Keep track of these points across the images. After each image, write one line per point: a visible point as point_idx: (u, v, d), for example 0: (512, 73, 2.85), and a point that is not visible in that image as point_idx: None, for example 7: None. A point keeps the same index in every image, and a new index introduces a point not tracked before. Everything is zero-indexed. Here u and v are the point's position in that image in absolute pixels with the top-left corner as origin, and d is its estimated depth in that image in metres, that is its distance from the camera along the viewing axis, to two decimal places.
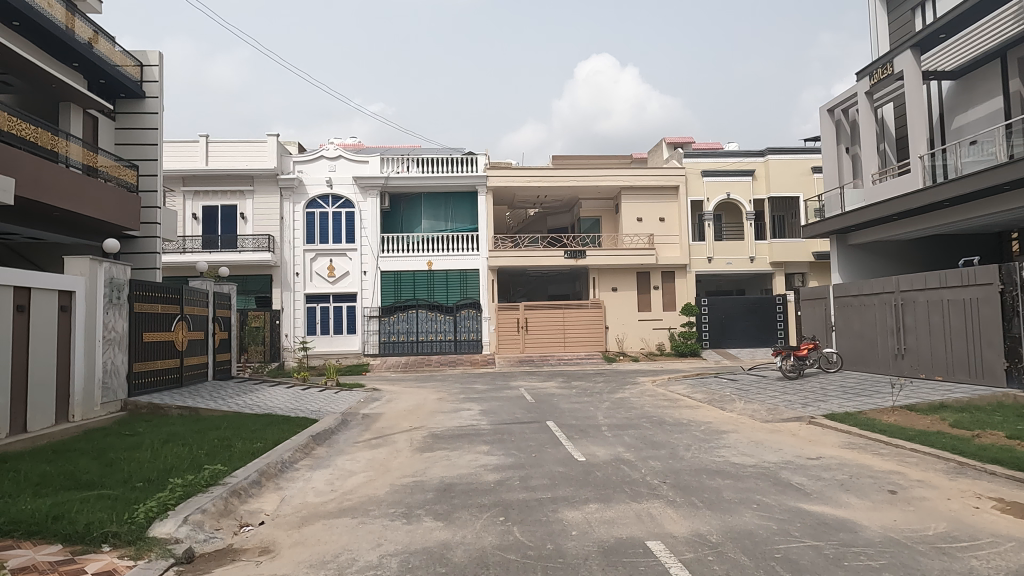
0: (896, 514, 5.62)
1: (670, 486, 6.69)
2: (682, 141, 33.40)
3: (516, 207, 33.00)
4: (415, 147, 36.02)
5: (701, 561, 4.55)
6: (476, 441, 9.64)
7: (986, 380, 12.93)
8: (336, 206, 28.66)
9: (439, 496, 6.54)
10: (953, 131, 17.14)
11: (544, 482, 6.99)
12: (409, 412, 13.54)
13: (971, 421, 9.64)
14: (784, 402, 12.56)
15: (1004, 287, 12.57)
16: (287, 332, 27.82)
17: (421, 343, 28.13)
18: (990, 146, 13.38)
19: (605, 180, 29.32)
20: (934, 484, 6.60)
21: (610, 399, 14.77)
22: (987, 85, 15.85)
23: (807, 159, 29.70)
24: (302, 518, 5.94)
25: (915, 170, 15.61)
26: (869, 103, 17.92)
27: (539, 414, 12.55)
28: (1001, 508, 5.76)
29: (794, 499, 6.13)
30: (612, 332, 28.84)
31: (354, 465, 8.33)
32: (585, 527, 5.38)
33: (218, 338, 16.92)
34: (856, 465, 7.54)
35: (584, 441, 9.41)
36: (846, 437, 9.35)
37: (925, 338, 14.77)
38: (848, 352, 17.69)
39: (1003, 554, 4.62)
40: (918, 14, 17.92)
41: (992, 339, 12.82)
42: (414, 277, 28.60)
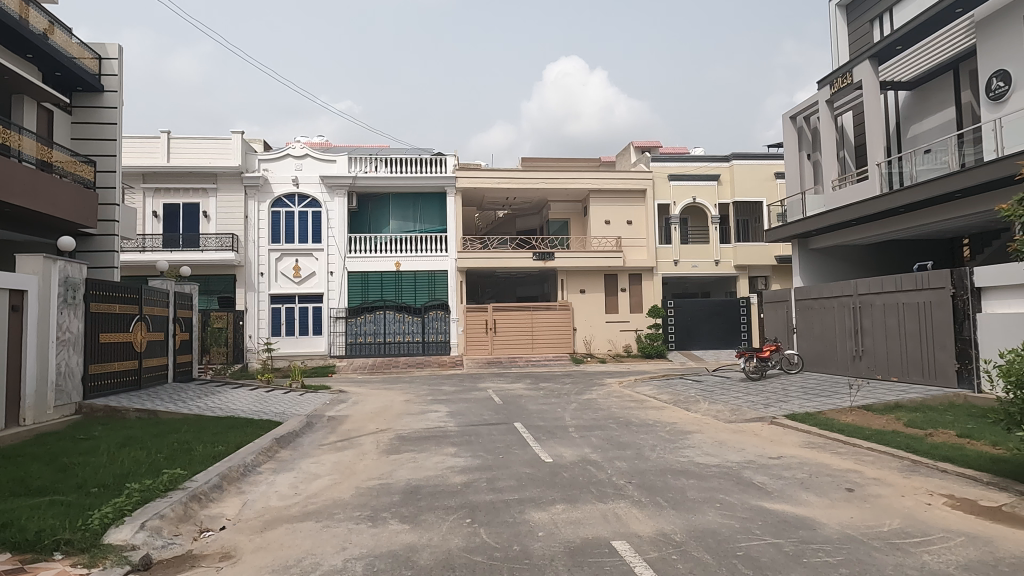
0: (853, 512, 5.77)
1: (635, 485, 6.77)
2: (649, 146, 33.87)
3: (485, 208, 33.01)
4: (383, 146, 35.72)
5: (666, 560, 4.61)
6: (443, 443, 9.61)
7: (939, 381, 13.36)
8: (302, 205, 28.22)
9: (405, 498, 6.50)
10: (908, 139, 17.74)
11: (511, 483, 6.99)
12: (376, 414, 13.46)
13: (925, 421, 9.97)
14: (747, 403, 12.82)
15: (956, 291, 13.06)
16: (250, 333, 27.32)
17: (388, 345, 27.90)
18: (943, 155, 13.83)
19: (574, 183, 29.54)
20: (890, 482, 6.80)
21: (577, 400, 14.89)
22: (942, 96, 16.35)
23: (770, 165, 30.32)
24: (265, 522, 5.85)
25: (872, 178, 16.07)
26: (830, 111, 18.34)
27: (506, 416, 12.60)
28: (951, 505, 5.97)
29: (755, 498, 6.26)
30: (580, 333, 29.04)
31: (319, 468, 8.21)
32: (551, 527, 5.41)
33: (178, 340, 16.52)
34: (816, 463, 7.75)
35: (552, 442, 9.47)
36: (806, 437, 9.56)
37: (882, 341, 15.20)
38: (809, 354, 18.14)
39: (952, 549, 4.78)
40: (877, 25, 18.49)
41: (944, 341, 13.28)
42: (381, 278, 28.39)
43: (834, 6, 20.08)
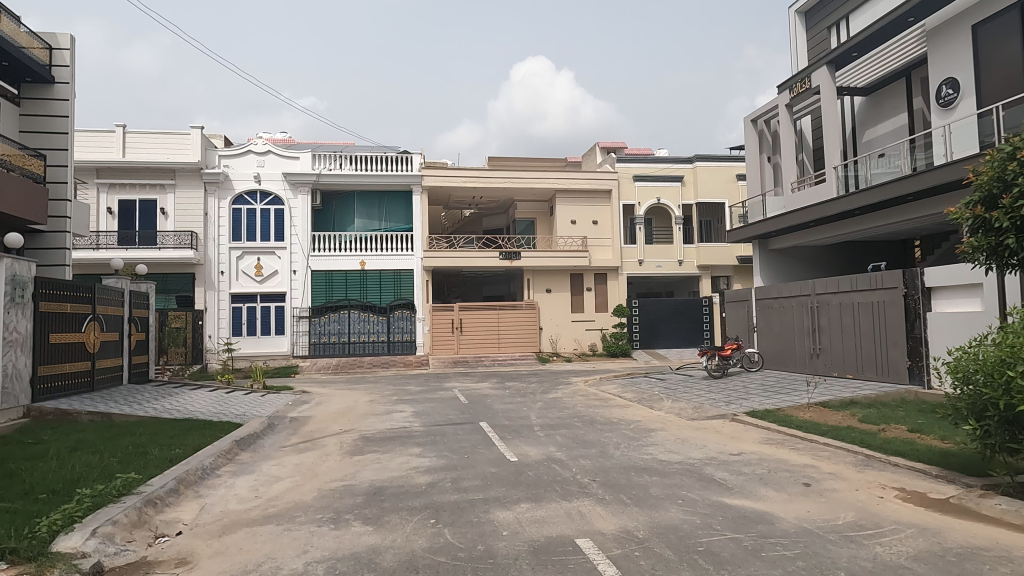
0: (810, 506, 5.91)
1: (599, 483, 6.83)
2: (614, 146, 34.19)
3: (451, 207, 32.91)
4: (347, 143, 35.27)
5: (629, 557, 4.65)
6: (408, 444, 9.53)
7: (891, 377, 13.80)
8: (264, 203, 27.69)
9: (368, 499, 6.43)
10: (863, 143, 18.27)
11: (476, 483, 6.97)
12: (339, 414, 13.27)
13: (878, 416, 10.29)
14: (709, 401, 13.03)
15: (908, 291, 13.51)
16: (210, 333, 26.68)
17: (353, 345, 27.58)
18: (896, 159, 14.28)
19: (540, 183, 29.63)
20: (845, 476, 7.00)
21: (542, 399, 14.95)
22: (895, 101, 16.89)
23: (732, 167, 30.90)
24: (223, 527, 5.71)
25: (830, 180, 16.51)
26: (789, 115, 18.78)
27: (472, 415, 12.56)
28: (902, 497, 6.17)
29: (716, 494, 6.37)
30: (546, 332, 29.15)
31: (280, 470, 8.06)
32: (515, 526, 5.41)
33: (134, 340, 16.03)
34: (775, 459, 7.92)
35: (517, 441, 9.47)
36: (766, 434, 9.77)
37: (838, 339, 15.63)
38: (768, 352, 18.54)
39: (903, 540, 4.94)
40: (834, 32, 18.99)
41: (897, 339, 13.72)
42: (346, 277, 28.02)
43: (794, 12, 20.57)
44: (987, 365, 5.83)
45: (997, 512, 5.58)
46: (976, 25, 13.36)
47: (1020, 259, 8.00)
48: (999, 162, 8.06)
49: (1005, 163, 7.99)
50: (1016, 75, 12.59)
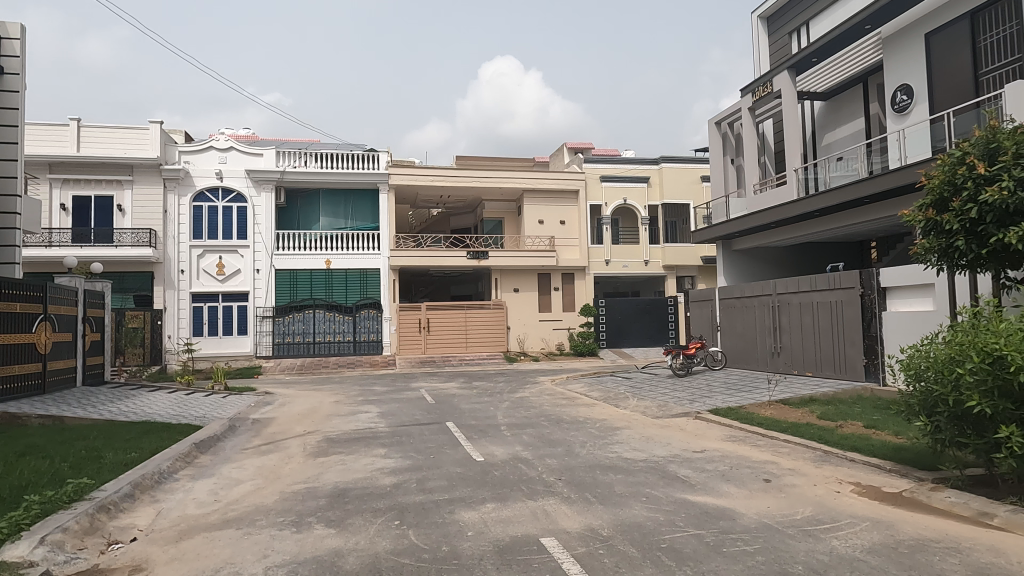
0: (770, 501, 6.03)
1: (565, 482, 6.86)
2: (581, 147, 34.43)
3: (419, 206, 32.73)
4: (312, 141, 34.77)
5: (593, 555, 4.68)
6: (373, 445, 9.43)
7: (848, 375, 14.19)
8: (226, 200, 27.12)
9: (332, 502, 6.33)
10: (822, 147, 18.73)
11: (441, 483, 6.93)
12: (303, 416, 13.07)
13: (836, 413, 10.56)
14: (674, 399, 13.21)
15: (864, 291, 13.91)
16: (169, 333, 25.95)
17: (318, 345, 27.21)
18: (853, 162, 14.68)
19: (508, 182, 29.65)
20: (803, 472, 7.16)
21: (509, 398, 14.96)
22: (853, 106, 17.35)
23: (696, 168, 31.39)
24: (180, 532, 5.56)
25: (790, 183, 16.89)
26: (752, 119, 19.14)
27: (438, 415, 12.51)
28: (858, 492, 6.34)
29: (679, 491, 6.46)
30: (513, 332, 29.19)
31: (241, 473, 7.90)
32: (480, 526, 5.40)
33: (88, 340, 15.52)
34: (736, 456, 8.07)
35: (483, 441, 9.45)
36: (728, 431, 9.95)
37: (798, 338, 16.00)
38: (731, 351, 18.89)
39: (859, 534, 5.07)
40: (795, 37, 19.42)
41: (853, 338, 14.12)
42: (311, 276, 27.63)
43: (756, 17, 20.95)
44: (937, 363, 6.04)
45: (947, 504, 5.78)
46: (929, 34, 13.81)
47: (969, 260, 8.31)
48: (950, 166, 8.34)
49: (955, 168, 8.26)
50: (965, 83, 13.07)
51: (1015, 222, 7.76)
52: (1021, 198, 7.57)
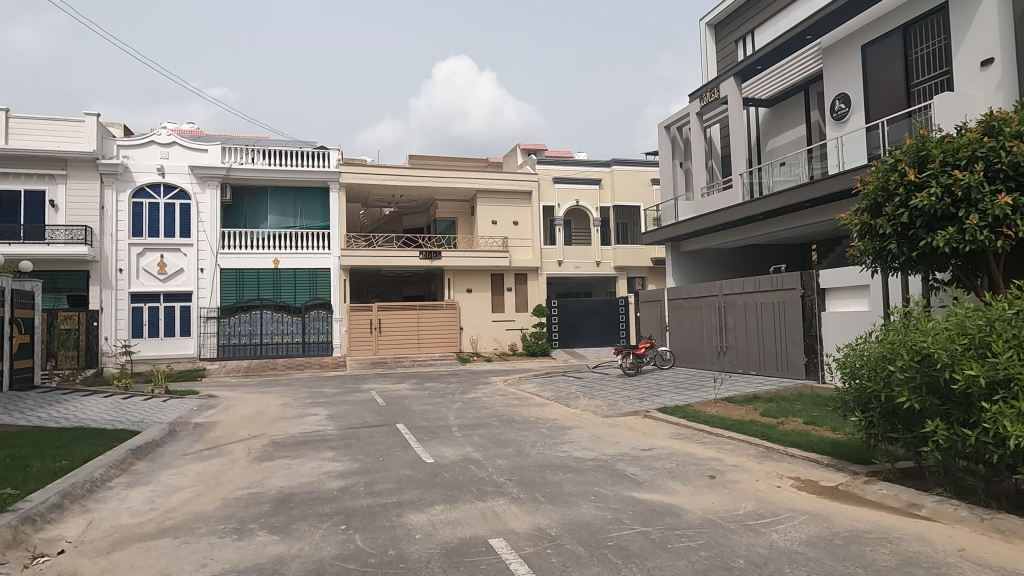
0: (714, 497, 6.17)
1: (514, 482, 6.86)
2: (535, 148, 34.61)
3: (371, 205, 32.30)
4: (260, 137, 33.88)
5: (540, 555, 4.69)
6: (320, 448, 9.24)
7: (790, 373, 14.67)
8: (168, 196, 26.13)
9: (276, 507, 6.17)
10: (766, 152, 19.32)
11: (390, 486, 6.84)
12: (248, 419, 12.71)
13: (778, 410, 10.90)
14: (624, 398, 13.39)
15: (805, 292, 14.40)
16: (105, 335, 24.81)
17: (265, 346, 26.55)
18: (795, 168, 15.19)
19: (461, 183, 29.54)
20: (746, 468, 7.36)
21: (461, 399, 14.90)
22: (795, 113, 17.95)
23: (647, 171, 31.95)
24: (113, 543, 5.32)
25: (736, 186, 17.36)
26: (700, 124, 19.58)
27: (388, 417, 12.35)
28: (798, 486, 6.55)
29: (627, 488, 6.55)
30: (466, 332, 29.09)
31: (179, 480, 7.61)
32: (428, 529, 5.35)
33: (17, 343, 14.71)
34: (683, 454, 8.23)
35: (434, 442, 9.38)
36: (675, 429, 10.15)
37: (742, 337, 16.44)
38: (680, 350, 19.29)
39: (797, 527, 5.24)
40: (741, 45, 19.97)
41: (795, 337, 14.60)
42: (258, 276, 26.91)
43: (704, 24, 21.43)
44: (871, 361, 6.30)
45: (879, 496, 6.03)
46: (865, 45, 14.41)
47: (901, 262, 8.73)
48: (883, 173, 8.67)
49: (888, 174, 8.61)
50: (898, 94, 13.68)
51: (942, 227, 8.15)
52: (948, 203, 7.96)
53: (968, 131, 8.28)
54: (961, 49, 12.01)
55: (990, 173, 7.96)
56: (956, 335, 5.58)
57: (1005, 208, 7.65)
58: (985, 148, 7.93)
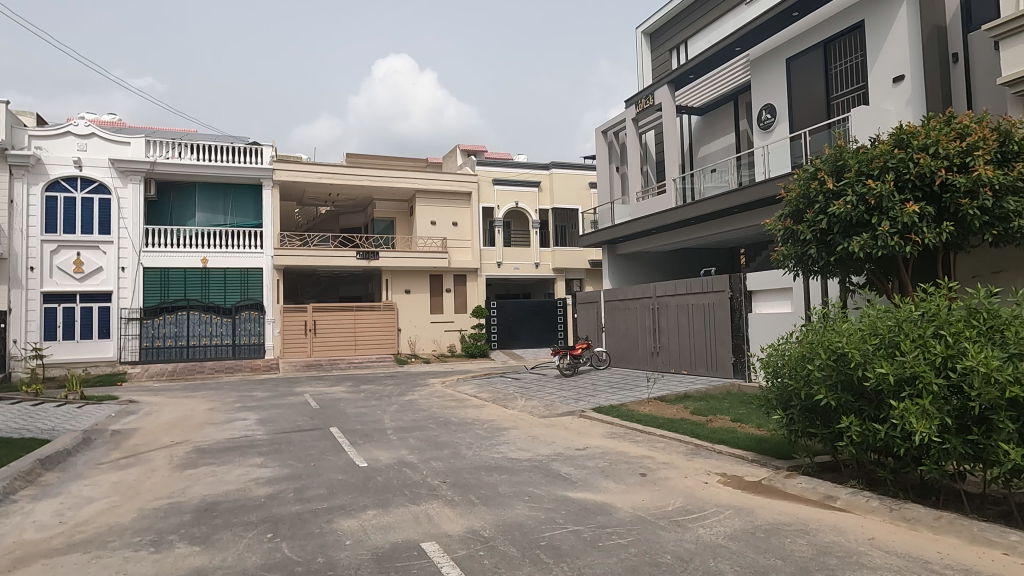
0: (644, 495, 6.30)
1: (449, 485, 6.82)
2: (475, 149, 34.55)
3: (305, 204, 31.49)
4: (188, 131, 32.45)
5: (473, 557, 4.67)
6: (248, 454, 8.91)
7: (718, 372, 15.19)
8: (85, 191, 24.62)
9: (198, 517, 5.91)
10: (699, 158, 19.93)
11: (320, 492, 6.67)
12: (172, 425, 12.13)
13: (707, 408, 11.26)
14: (560, 398, 13.52)
15: (733, 294, 14.95)
16: (14, 338, 23.12)
17: (192, 349, 25.54)
18: (725, 174, 15.74)
19: (399, 182, 29.17)
20: (676, 465, 7.56)
21: (398, 401, 14.71)
22: (725, 122, 18.60)
23: (585, 175, 32.43)
24: (14, 561, 4.96)
25: (670, 191, 17.84)
26: (635, 129, 20.03)
27: (321, 420, 12.05)
28: (724, 481, 6.78)
29: (560, 488, 6.61)
30: (404, 334, 28.75)
31: (93, 491, 7.18)
32: (359, 534, 5.24)
33: None
34: (616, 452, 8.37)
35: (367, 446, 9.21)
36: (609, 428, 10.33)
37: (675, 338, 16.89)
38: (615, 351, 19.66)
39: (722, 521, 5.42)
40: (675, 53, 20.54)
41: (723, 337, 15.12)
42: (184, 275, 25.79)
43: (640, 32, 21.89)
44: (792, 360, 6.59)
45: (799, 489, 6.31)
46: (790, 59, 15.06)
47: (820, 266, 9.24)
48: (804, 181, 9.19)
49: (809, 182, 9.12)
50: (819, 107, 14.39)
51: (857, 233, 8.64)
52: (862, 211, 8.45)
53: (880, 143, 8.77)
54: (876, 65, 12.74)
55: (900, 183, 8.44)
56: (869, 335, 5.91)
57: (913, 216, 8.13)
58: (895, 159, 8.40)
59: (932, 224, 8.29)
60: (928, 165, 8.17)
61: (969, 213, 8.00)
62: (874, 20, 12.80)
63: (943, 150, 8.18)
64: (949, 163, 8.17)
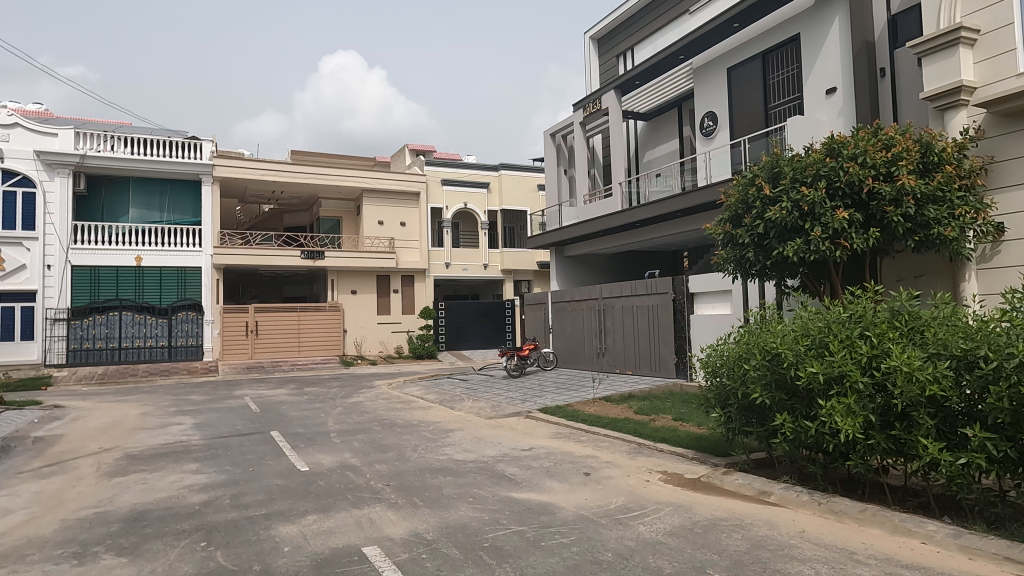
0: (588, 494, 6.38)
1: (392, 488, 6.74)
2: (424, 149, 34.31)
3: (248, 202, 30.61)
4: (121, 124, 31.03)
5: (415, 561, 4.63)
6: (183, 460, 8.59)
7: (661, 372, 15.53)
8: (8, 184, 23.09)
9: (126, 527, 5.66)
10: (644, 163, 20.33)
11: (259, 498, 6.48)
12: (101, 431, 11.57)
13: (650, 408, 11.49)
14: (507, 399, 13.55)
15: (676, 296, 15.31)
16: None
17: (125, 351, 24.41)
18: (669, 179, 16.12)
19: (346, 181, 28.68)
20: (619, 464, 7.68)
21: (342, 404, 14.45)
22: (670, 128, 19.05)
23: (533, 177, 32.67)
24: None
25: (616, 195, 18.13)
26: (583, 133, 20.28)
27: (262, 424, 11.72)
28: (665, 479, 6.93)
29: (505, 489, 6.63)
30: (350, 335, 28.27)
31: (11, 502, 6.77)
32: (298, 540, 5.12)
33: None
34: (560, 452, 8.44)
35: (309, 450, 9.00)
36: (555, 428, 10.41)
37: (620, 339, 17.16)
38: (562, 351, 19.84)
39: (662, 518, 5.54)
40: (622, 59, 20.89)
41: (666, 338, 15.47)
42: (116, 275, 24.68)
43: (589, 37, 22.20)
44: (729, 360, 6.81)
45: (735, 485, 6.51)
46: (731, 68, 15.54)
47: (757, 270, 9.59)
48: (743, 187, 9.54)
49: (747, 188, 9.47)
50: (758, 115, 14.89)
51: (792, 238, 8.99)
52: (796, 217, 8.81)
53: (813, 151, 9.16)
54: (812, 77, 13.30)
55: (832, 190, 8.82)
56: (801, 336, 6.16)
57: (843, 222, 8.50)
58: (827, 167, 8.78)
59: (860, 230, 8.70)
60: (857, 174, 8.56)
61: (894, 220, 8.43)
62: (809, 34, 13.37)
63: (870, 159, 8.59)
64: (876, 172, 8.59)
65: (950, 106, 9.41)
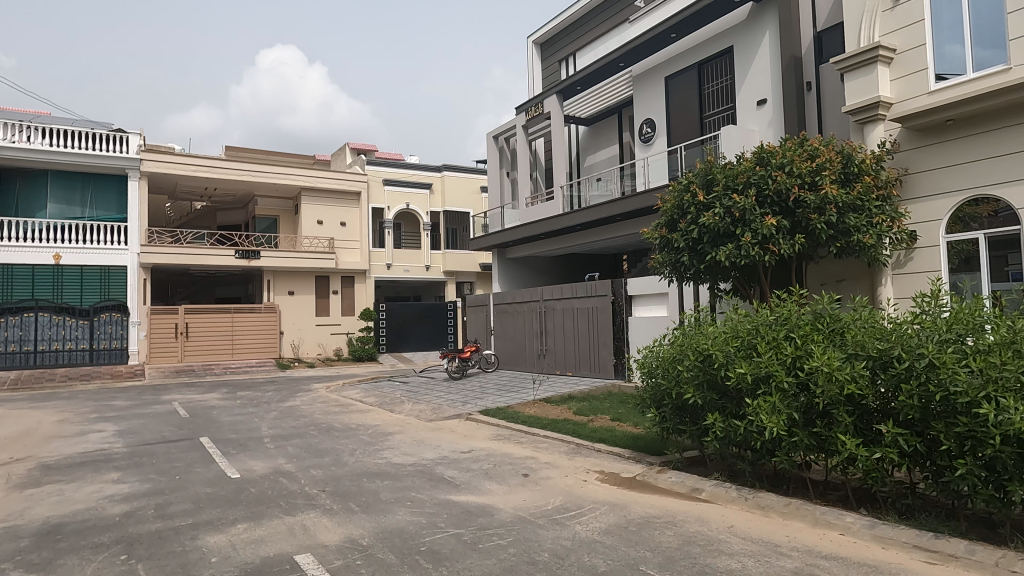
0: (526, 495, 6.42)
1: (327, 493, 6.59)
2: (365, 148, 33.80)
3: (178, 199, 29.38)
4: (39, 114, 29.23)
5: (350, 567, 4.54)
6: (103, 469, 8.15)
7: (600, 373, 15.79)
8: None
9: (37, 542, 5.32)
10: (585, 167, 20.64)
11: (186, 507, 6.22)
12: (12, 440, 10.84)
13: (588, 408, 11.66)
14: (447, 402, 13.48)
15: (615, 298, 15.60)
16: None
17: (40, 355, 22.91)
18: (609, 184, 16.40)
19: (284, 178, 27.91)
20: (558, 465, 7.76)
21: (277, 408, 14.04)
22: (610, 133, 19.41)
23: (476, 179, 32.71)
24: None
25: (557, 198, 18.31)
26: (525, 136, 20.39)
27: (190, 430, 11.25)
28: (602, 479, 7.05)
29: (444, 492, 6.59)
30: (287, 337, 27.54)
31: None
32: (227, 550, 4.94)
33: None
34: (500, 454, 8.46)
35: (241, 456, 8.70)
36: (495, 430, 10.42)
37: (560, 340, 17.34)
38: (504, 353, 19.89)
39: (598, 517, 5.63)
40: (565, 64, 21.14)
41: (605, 339, 15.73)
42: (32, 274, 23.26)
43: (531, 42, 22.38)
44: (664, 361, 6.99)
45: (669, 483, 6.69)
46: (669, 77, 15.96)
47: (692, 273, 9.89)
48: (679, 193, 9.81)
49: (683, 194, 9.75)
50: (694, 123, 15.35)
51: (724, 243, 9.31)
52: (728, 223, 9.14)
53: (744, 160, 9.52)
54: (744, 88, 13.83)
55: (761, 198, 9.19)
56: (731, 338, 6.39)
57: (771, 228, 8.86)
58: (757, 175, 9.15)
59: (787, 236, 9.08)
60: (784, 182, 8.94)
61: (818, 227, 8.86)
62: (742, 46, 13.89)
63: (796, 169, 8.99)
64: (801, 181, 9.00)
65: (869, 120, 9.95)
